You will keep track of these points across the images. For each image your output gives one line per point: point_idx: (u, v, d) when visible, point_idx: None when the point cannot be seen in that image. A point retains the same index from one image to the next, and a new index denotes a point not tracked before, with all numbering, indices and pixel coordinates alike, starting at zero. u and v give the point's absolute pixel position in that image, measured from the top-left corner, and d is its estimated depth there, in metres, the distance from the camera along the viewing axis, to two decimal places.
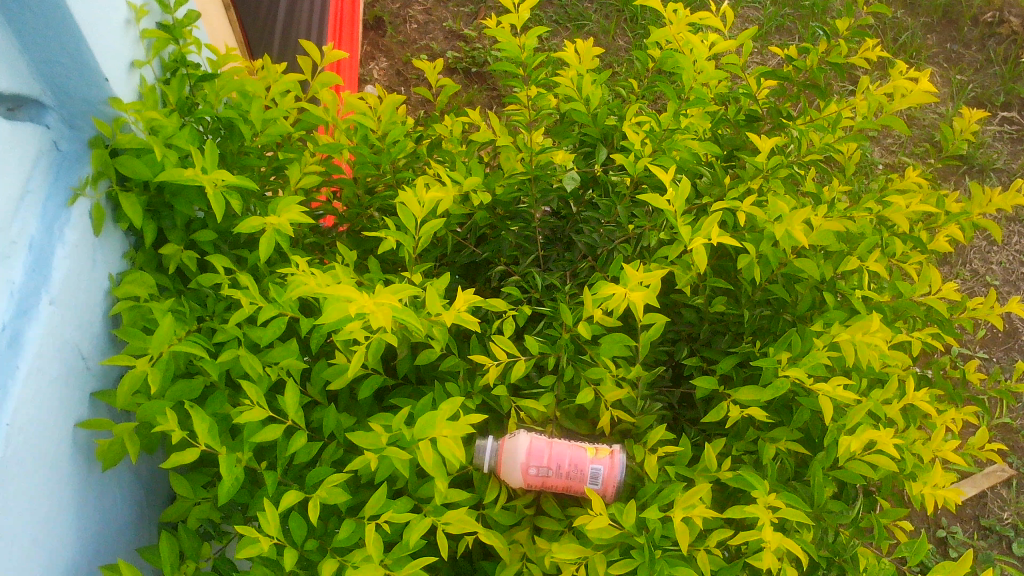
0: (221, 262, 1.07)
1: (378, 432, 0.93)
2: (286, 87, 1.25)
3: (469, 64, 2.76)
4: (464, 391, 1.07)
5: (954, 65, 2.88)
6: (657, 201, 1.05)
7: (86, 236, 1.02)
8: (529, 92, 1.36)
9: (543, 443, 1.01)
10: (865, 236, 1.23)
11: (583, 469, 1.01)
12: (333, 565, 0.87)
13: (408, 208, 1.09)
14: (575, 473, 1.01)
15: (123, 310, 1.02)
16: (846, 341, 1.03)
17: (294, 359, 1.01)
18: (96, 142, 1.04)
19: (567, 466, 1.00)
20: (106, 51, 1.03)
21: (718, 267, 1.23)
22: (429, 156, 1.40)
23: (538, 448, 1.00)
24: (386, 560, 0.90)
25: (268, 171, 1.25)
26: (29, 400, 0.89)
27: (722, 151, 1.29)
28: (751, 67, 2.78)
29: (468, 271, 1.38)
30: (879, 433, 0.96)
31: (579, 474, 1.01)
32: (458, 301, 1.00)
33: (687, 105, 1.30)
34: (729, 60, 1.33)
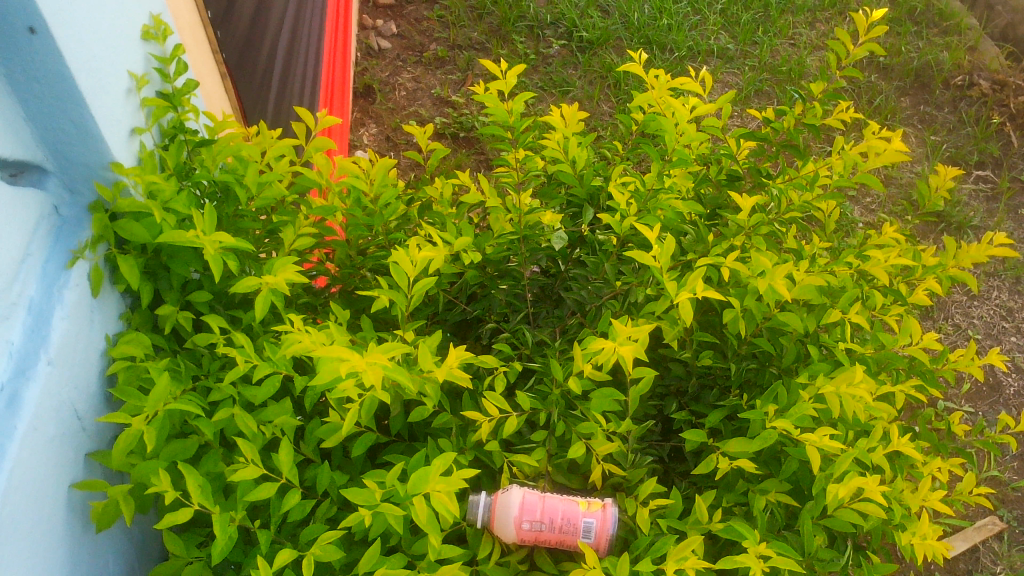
0: (217, 322, 1.09)
1: (372, 488, 0.94)
2: (281, 151, 1.29)
3: (457, 129, 2.82)
4: (456, 446, 1.08)
5: (928, 126, 2.97)
6: (643, 257, 1.09)
7: (84, 298, 1.04)
8: (519, 155, 1.40)
9: (536, 497, 1.02)
10: (847, 290, 1.27)
11: (576, 522, 1.02)
12: None
13: (401, 267, 1.11)
14: (568, 527, 1.01)
15: (119, 370, 1.04)
16: (831, 392, 1.06)
17: (289, 418, 1.02)
18: (96, 207, 1.06)
19: (561, 518, 1.01)
20: (107, 117, 1.07)
21: (705, 322, 1.26)
22: (420, 218, 1.43)
23: (531, 503, 1.01)
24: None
25: (262, 234, 1.28)
26: (26, 460, 0.90)
27: (705, 210, 1.33)
28: (732, 130, 2.86)
29: (459, 329, 1.40)
30: (866, 481, 0.98)
31: (573, 527, 1.02)
32: (450, 357, 1.01)
33: (670, 165, 1.34)
34: (710, 123, 1.38)
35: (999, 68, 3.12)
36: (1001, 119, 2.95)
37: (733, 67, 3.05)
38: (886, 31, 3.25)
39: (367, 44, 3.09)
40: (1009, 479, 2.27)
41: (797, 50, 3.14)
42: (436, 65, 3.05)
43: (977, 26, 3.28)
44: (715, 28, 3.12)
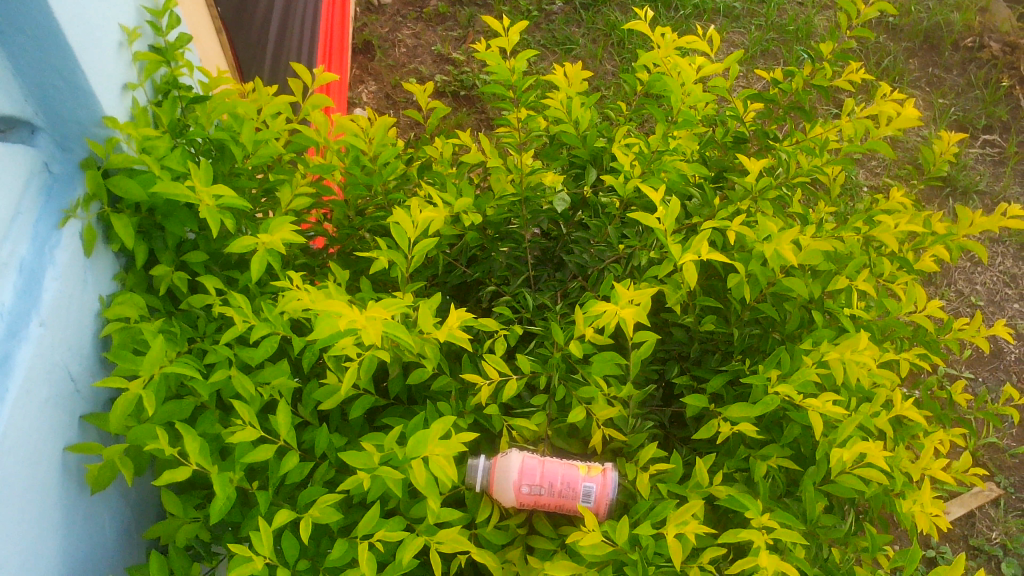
0: (213, 282, 1.07)
1: (371, 451, 0.93)
2: (277, 108, 1.26)
3: (457, 87, 2.78)
4: (456, 410, 1.07)
5: (936, 89, 2.92)
6: (647, 220, 1.07)
7: (77, 258, 1.02)
8: (521, 115, 1.36)
9: (535, 461, 1.00)
10: (853, 256, 1.24)
11: (576, 487, 1.01)
12: None
13: (401, 228, 1.09)
14: (568, 491, 1.01)
15: (114, 331, 1.03)
16: (834, 359, 1.07)
17: (286, 379, 1.02)
18: (88, 164, 1.04)
19: (560, 481, 1.00)
20: (99, 72, 1.04)
21: (707, 286, 1.25)
22: (419, 178, 1.41)
23: (530, 467, 1.00)
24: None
25: (259, 193, 1.26)
26: (19, 423, 0.89)
27: (710, 172, 1.31)
28: (737, 91, 2.82)
29: (458, 292, 1.38)
30: (870, 445, 0.97)
31: (573, 491, 1.01)
32: (452, 319, 1.00)
33: (675, 126, 1.31)
34: (716, 83, 1.35)
35: (1010, 30, 3.07)
36: (1010, 82, 2.91)
37: (740, 26, 2.99)
38: None
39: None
40: (1008, 445, 2.28)
41: (804, 9, 3.09)
42: (436, 22, 3.00)
43: None
44: None
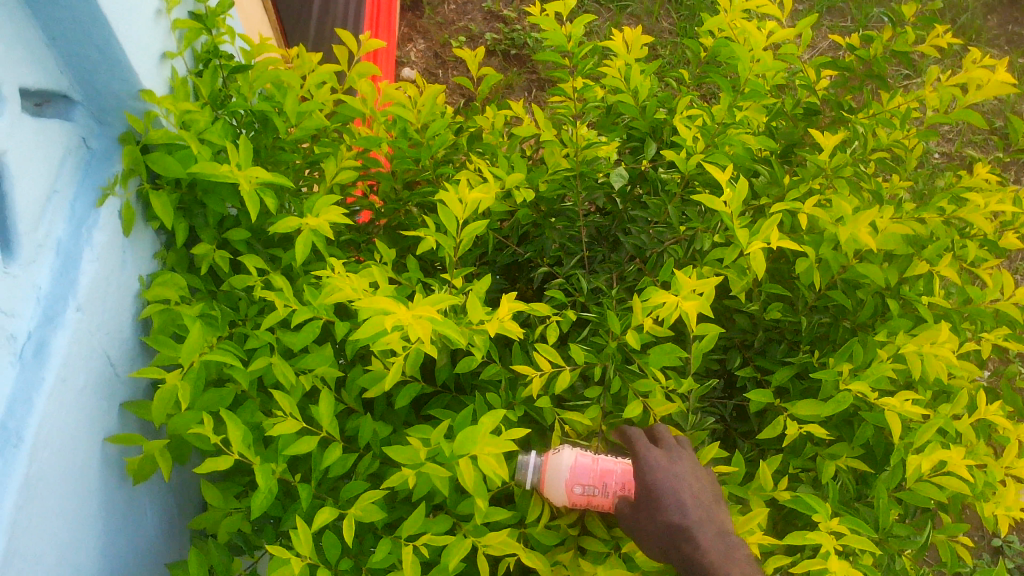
0: (254, 263, 1.03)
1: (417, 447, 0.88)
2: (321, 78, 1.20)
3: (508, 46, 2.70)
4: (505, 401, 1.02)
5: (1017, 49, 2.77)
6: (713, 202, 0.98)
7: (115, 237, 0.99)
8: (576, 84, 1.28)
9: (589, 459, 0.96)
10: (935, 239, 1.15)
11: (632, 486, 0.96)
12: None
13: (449, 207, 1.02)
14: (623, 491, 0.96)
15: (154, 313, 0.99)
16: (911, 352, 0.99)
17: (330, 367, 0.97)
18: (126, 139, 1.00)
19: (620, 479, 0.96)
20: (136, 42, 0.98)
21: (774, 270, 1.17)
22: (469, 150, 1.34)
23: (584, 465, 0.95)
24: None
25: (303, 165, 1.21)
26: (56, 413, 0.86)
27: (779, 147, 1.22)
28: (808, 58, 2.69)
29: (509, 271, 1.33)
30: (951, 453, 0.90)
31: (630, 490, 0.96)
32: (502, 309, 0.94)
33: (743, 98, 1.21)
34: (787, 50, 1.25)
35: None
36: None
37: None
38: None
39: None
40: None
41: None
42: None
43: None
44: None
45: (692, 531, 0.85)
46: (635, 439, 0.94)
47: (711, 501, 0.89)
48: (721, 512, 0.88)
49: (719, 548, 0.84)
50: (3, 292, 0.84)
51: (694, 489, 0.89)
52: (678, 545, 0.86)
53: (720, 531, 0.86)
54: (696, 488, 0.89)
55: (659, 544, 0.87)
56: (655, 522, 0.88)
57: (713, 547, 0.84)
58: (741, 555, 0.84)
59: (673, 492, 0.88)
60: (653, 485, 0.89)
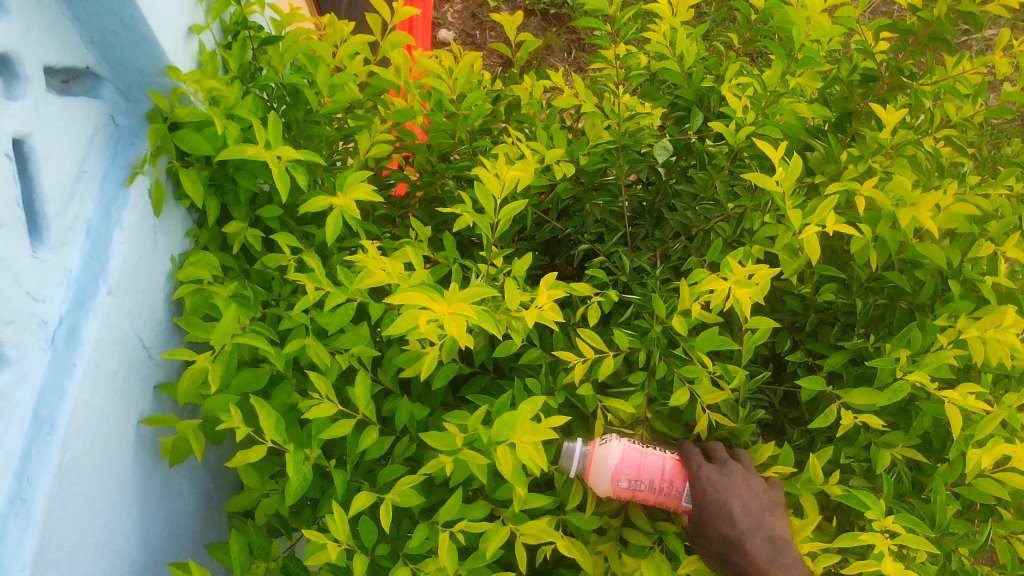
0: (287, 242, 1.00)
1: (453, 432, 0.84)
2: (354, 49, 1.16)
3: (547, 5, 2.62)
4: (545, 383, 0.99)
5: None
6: (764, 181, 0.92)
7: (145, 217, 0.97)
8: (620, 50, 1.23)
9: (637, 453, 0.92)
10: (1001, 216, 1.08)
11: (678, 486, 0.94)
12: None
13: (484, 185, 0.97)
14: (669, 490, 0.93)
15: (186, 294, 0.97)
16: (974, 337, 0.92)
17: (366, 347, 0.94)
18: (155, 116, 0.97)
19: (666, 477, 0.93)
20: (163, 16, 0.95)
21: (827, 247, 1.12)
22: (507, 121, 1.30)
23: (631, 460, 0.92)
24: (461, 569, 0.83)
25: (336, 140, 1.17)
26: (88, 398, 0.84)
27: (834, 116, 1.16)
28: (862, 16, 2.59)
29: (548, 248, 1.29)
30: (1015, 449, 0.84)
31: (676, 489, 0.94)
32: (540, 299, 0.89)
33: (795, 64, 1.15)
34: (844, 13, 1.18)
35: None
36: None
37: None
38: None
39: None
40: None
41: None
42: None
43: None
44: None
45: (741, 542, 0.85)
46: (691, 457, 0.93)
47: (763, 507, 0.87)
48: (775, 519, 0.87)
49: (768, 556, 0.84)
50: (34, 277, 0.82)
51: (743, 498, 0.87)
52: (729, 556, 0.86)
53: (770, 538, 0.85)
54: (747, 494, 0.88)
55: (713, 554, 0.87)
56: (708, 535, 0.88)
57: (762, 555, 0.84)
58: (789, 561, 0.83)
59: (722, 505, 0.87)
60: (704, 498, 0.89)
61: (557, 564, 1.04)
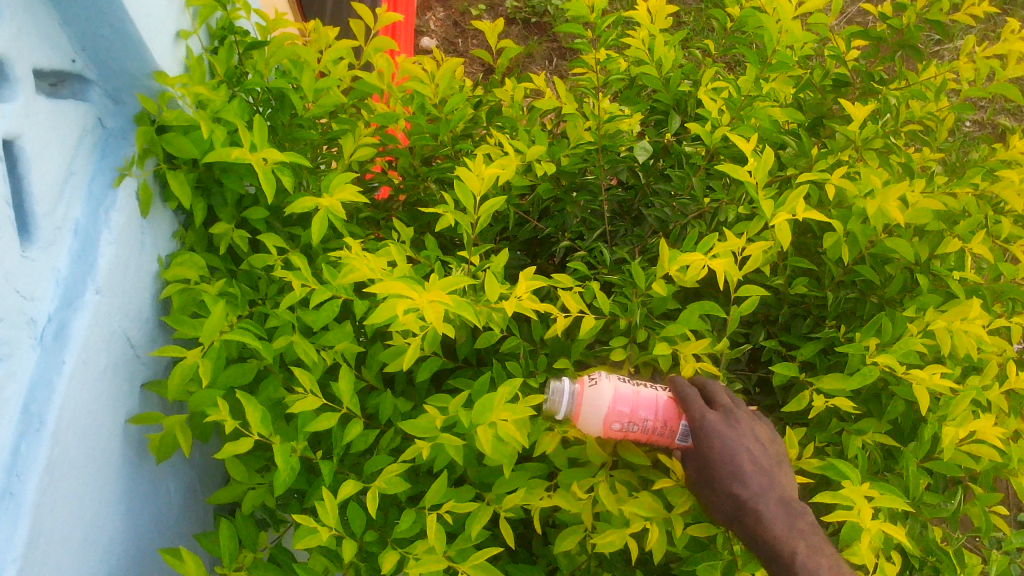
0: (273, 241, 1.02)
1: (434, 416, 0.86)
2: (338, 54, 1.18)
3: (528, 14, 2.66)
4: (526, 372, 1.01)
5: None
6: (737, 171, 0.95)
7: (133, 219, 0.98)
8: (599, 56, 1.25)
9: (630, 390, 0.92)
10: (968, 213, 1.12)
11: (672, 424, 0.94)
12: (394, 558, 0.82)
13: (466, 183, 1.00)
14: (663, 428, 0.93)
15: (173, 293, 0.99)
16: (941, 328, 0.96)
17: (350, 342, 0.96)
18: (142, 119, 0.99)
19: (660, 421, 0.93)
20: (150, 22, 0.97)
21: (800, 244, 1.15)
22: (489, 124, 1.32)
23: (625, 396, 0.92)
24: (447, 552, 0.85)
25: (322, 142, 1.19)
26: (77, 395, 0.86)
27: (806, 119, 1.19)
28: (837, 25, 2.64)
29: (530, 247, 1.31)
30: (983, 423, 0.89)
31: (670, 429, 0.94)
32: (520, 288, 0.92)
33: (769, 69, 1.19)
34: (815, 21, 1.22)
35: None
36: None
37: None
38: None
39: None
40: None
41: None
42: None
43: None
44: None
45: (755, 503, 0.85)
46: (689, 399, 0.91)
47: (770, 464, 0.89)
48: (781, 476, 0.88)
49: (784, 520, 0.84)
50: (23, 276, 0.83)
51: (753, 455, 0.88)
52: (741, 517, 0.85)
53: (781, 498, 0.86)
54: (755, 449, 0.88)
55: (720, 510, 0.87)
56: (716, 491, 0.87)
57: (779, 519, 0.84)
58: (806, 527, 0.84)
59: (732, 462, 0.86)
60: (711, 452, 0.88)
61: (541, 553, 1.07)
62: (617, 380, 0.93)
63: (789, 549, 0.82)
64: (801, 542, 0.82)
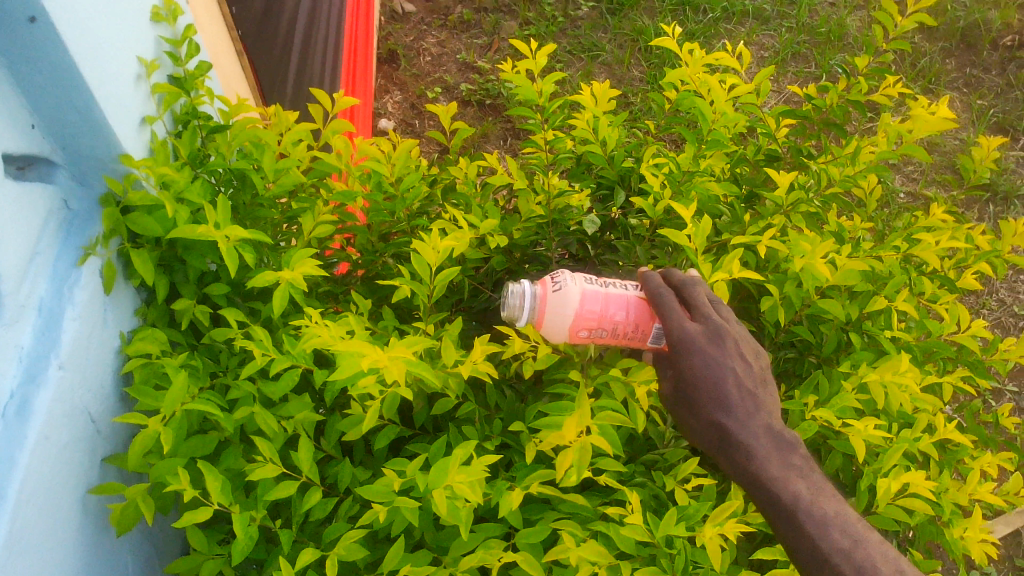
0: (234, 315, 1.05)
1: (391, 480, 0.89)
2: (298, 136, 1.24)
3: (483, 96, 2.76)
4: (481, 436, 1.04)
5: (975, 91, 2.99)
6: (678, 237, 1.03)
7: (96, 295, 1.01)
8: (546, 135, 1.33)
9: (599, 294, 1.03)
10: (894, 277, 1.19)
11: (641, 324, 1.05)
12: None
13: (422, 255, 1.05)
14: (633, 330, 1.05)
15: (135, 368, 1.01)
16: (874, 382, 1.02)
17: (309, 412, 0.99)
18: (107, 199, 1.02)
19: (631, 322, 1.04)
20: (116, 108, 1.02)
21: (740, 309, 1.21)
22: (444, 200, 1.38)
23: (594, 300, 1.02)
24: None
25: (282, 220, 1.24)
26: (38, 468, 0.87)
27: (741, 191, 1.27)
28: (774, 104, 2.80)
29: (484, 318, 1.36)
30: (914, 474, 0.94)
31: (641, 331, 1.05)
32: (473, 353, 0.97)
33: (705, 146, 1.27)
34: (747, 101, 1.31)
35: None
36: None
37: (769, 29, 3.05)
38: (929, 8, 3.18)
39: (392, 7, 3.01)
40: None
41: (837, 10, 3.14)
42: (461, 29, 2.98)
43: None
44: None
45: (746, 433, 0.94)
46: (669, 306, 0.99)
47: (754, 385, 0.97)
48: (764, 395, 0.97)
49: (774, 447, 0.93)
50: None
51: (738, 376, 0.95)
52: (730, 444, 0.94)
53: (769, 428, 0.94)
54: (739, 368, 0.96)
55: (707, 439, 0.96)
56: (703, 415, 0.96)
57: (770, 449, 0.93)
58: (797, 459, 0.93)
59: (719, 385, 0.95)
60: (699, 379, 0.96)
61: None
62: (582, 283, 1.03)
63: (790, 488, 0.91)
64: (797, 479, 0.92)
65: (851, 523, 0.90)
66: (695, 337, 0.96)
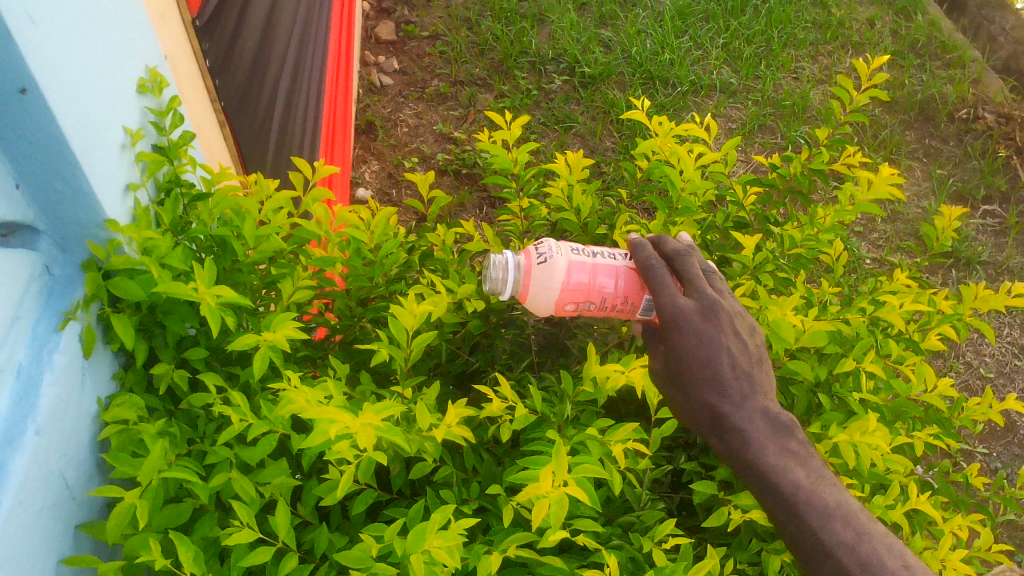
0: (212, 380, 1.05)
1: (369, 546, 0.89)
2: (278, 203, 1.26)
3: (459, 165, 2.81)
4: (459, 499, 1.04)
5: (934, 160, 3.11)
6: None
7: (75, 360, 1.01)
8: (522, 203, 1.37)
9: (584, 270, 1.16)
10: (860, 339, 1.23)
11: (627, 296, 1.18)
12: None
13: (400, 320, 1.08)
14: (622, 301, 1.18)
15: (112, 433, 1.01)
16: (844, 443, 1.05)
17: (286, 477, 0.98)
18: (89, 265, 1.03)
19: (619, 292, 1.17)
20: (101, 176, 1.04)
21: None
22: (421, 266, 1.41)
23: (580, 273, 1.16)
24: None
25: (261, 285, 1.25)
26: (10, 535, 0.86)
27: (711, 257, 1.31)
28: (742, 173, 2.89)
29: (462, 382, 1.37)
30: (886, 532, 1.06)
31: (631, 303, 1.19)
32: (451, 416, 0.98)
33: (676, 213, 1.31)
34: (716, 170, 1.36)
35: (1004, 100, 3.29)
36: (1006, 154, 3.10)
37: (736, 101, 3.17)
38: (886, 82, 3.32)
39: (370, 80, 3.09)
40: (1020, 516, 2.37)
41: (799, 84, 3.27)
42: (438, 101, 3.06)
43: (980, 59, 3.49)
44: (717, 62, 3.24)
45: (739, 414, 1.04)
46: (665, 287, 1.10)
47: (749, 366, 1.07)
48: (758, 373, 1.07)
49: (768, 428, 1.04)
50: None
51: (734, 357, 1.06)
52: (722, 419, 1.05)
53: (765, 411, 1.05)
54: (735, 348, 1.07)
55: (701, 417, 1.06)
56: (696, 391, 1.06)
57: (764, 431, 1.04)
58: (795, 447, 1.03)
59: (715, 366, 1.06)
60: (692, 356, 1.07)
61: None
62: (569, 256, 1.16)
63: (786, 473, 1.01)
64: (797, 468, 1.02)
65: (850, 511, 0.99)
66: (690, 315, 1.07)
